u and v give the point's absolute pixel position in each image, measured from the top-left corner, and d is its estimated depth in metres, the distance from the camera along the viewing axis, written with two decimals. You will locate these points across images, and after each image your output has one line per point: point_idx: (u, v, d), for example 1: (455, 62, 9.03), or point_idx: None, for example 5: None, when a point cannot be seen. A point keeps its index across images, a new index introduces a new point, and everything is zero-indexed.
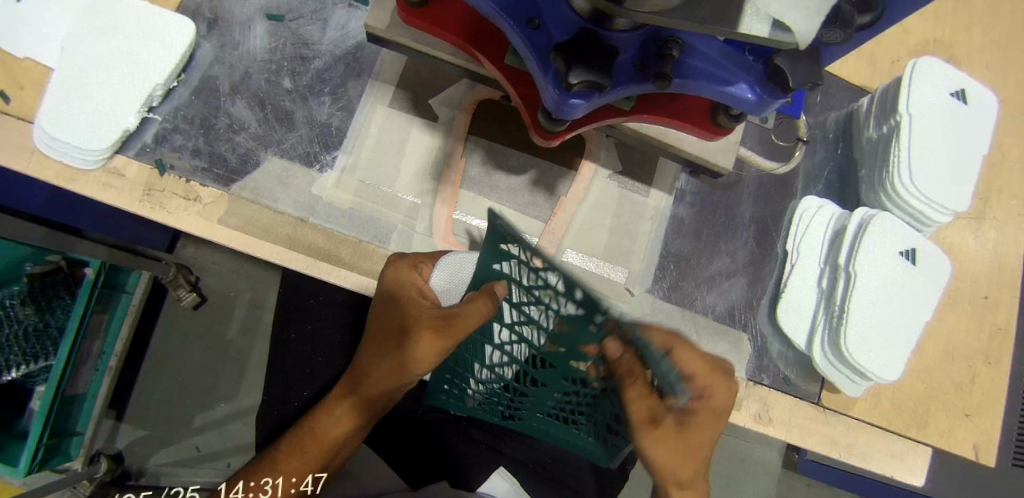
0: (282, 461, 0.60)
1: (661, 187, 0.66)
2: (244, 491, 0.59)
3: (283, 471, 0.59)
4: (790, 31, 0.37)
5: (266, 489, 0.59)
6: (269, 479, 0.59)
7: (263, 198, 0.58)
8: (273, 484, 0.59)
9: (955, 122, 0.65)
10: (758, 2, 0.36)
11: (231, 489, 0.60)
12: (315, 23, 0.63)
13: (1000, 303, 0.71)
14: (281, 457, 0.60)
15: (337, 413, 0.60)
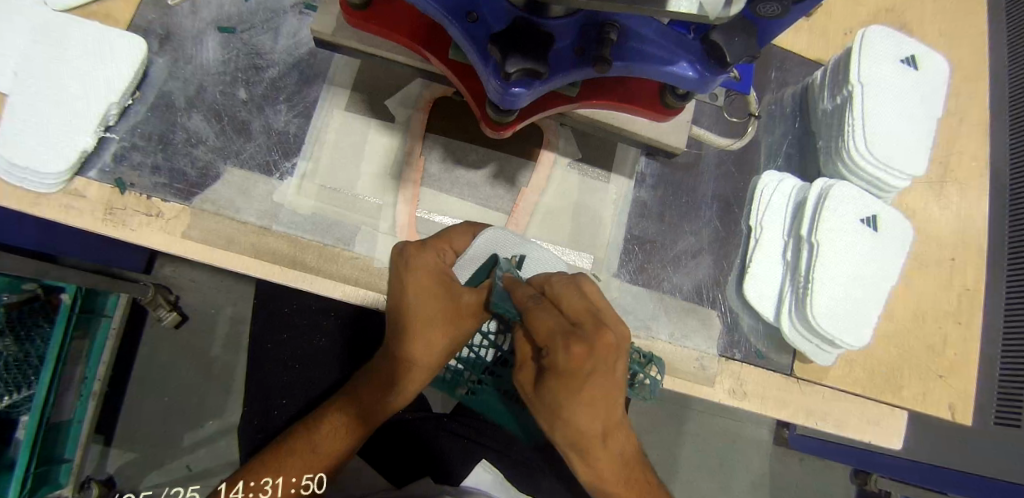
0: (321, 442, 0.57)
1: (622, 172, 0.67)
2: (245, 491, 0.55)
3: (327, 452, 0.57)
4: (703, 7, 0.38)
5: (267, 488, 0.55)
6: (270, 478, 0.55)
7: (225, 209, 0.58)
8: (274, 483, 0.55)
9: (906, 88, 0.66)
10: None
11: (230, 489, 0.55)
12: (266, 33, 0.63)
13: (967, 264, 0.72)
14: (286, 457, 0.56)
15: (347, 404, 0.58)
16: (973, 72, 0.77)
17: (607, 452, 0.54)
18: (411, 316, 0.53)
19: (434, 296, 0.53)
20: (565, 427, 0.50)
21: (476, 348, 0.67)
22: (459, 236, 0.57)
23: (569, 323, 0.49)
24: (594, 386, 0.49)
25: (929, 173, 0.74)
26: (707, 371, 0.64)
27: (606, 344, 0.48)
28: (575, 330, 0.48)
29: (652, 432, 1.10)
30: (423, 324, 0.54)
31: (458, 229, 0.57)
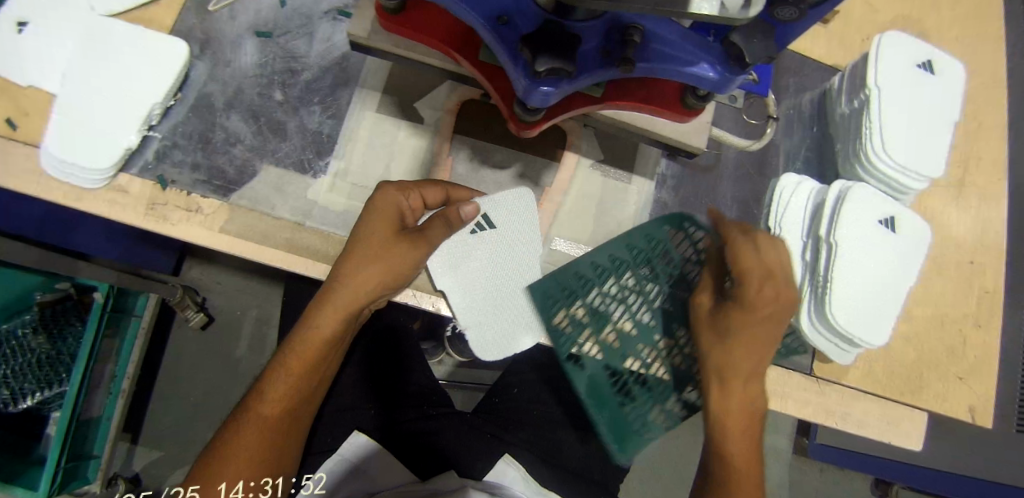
0: (268, 388, 0.56)
1: (643, 173, 0.67)
2: (245, 491, 0.54)
3: (274, 397, 0.56)
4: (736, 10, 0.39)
5: (267, 488, 0.55)
6: (271, 478, 0.56)
7: (261, 205, 0.61)
8: (274, 483, 0.56)
9: (925, 93, 0.66)
10: None
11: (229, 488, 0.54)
12: (301, 38, 0.66)
13: (986, 267, 0.73)
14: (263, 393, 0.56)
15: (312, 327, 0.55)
16: (990, 77, 0.78)
17: (750, 402, 0.55)
18: (353, 249, 0.54)
19: (373, 235, 0.54)
20: (721, 380, 0.55)
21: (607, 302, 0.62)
22: (431, 189, 0.57)
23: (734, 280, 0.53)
24: (761, 360, 0.54)
25: (948, 176, 0.75)
26: None
27: (783, 297, 0.52)
28: (766, 283, 0.52)
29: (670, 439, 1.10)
30: (363, 259, 0.53)
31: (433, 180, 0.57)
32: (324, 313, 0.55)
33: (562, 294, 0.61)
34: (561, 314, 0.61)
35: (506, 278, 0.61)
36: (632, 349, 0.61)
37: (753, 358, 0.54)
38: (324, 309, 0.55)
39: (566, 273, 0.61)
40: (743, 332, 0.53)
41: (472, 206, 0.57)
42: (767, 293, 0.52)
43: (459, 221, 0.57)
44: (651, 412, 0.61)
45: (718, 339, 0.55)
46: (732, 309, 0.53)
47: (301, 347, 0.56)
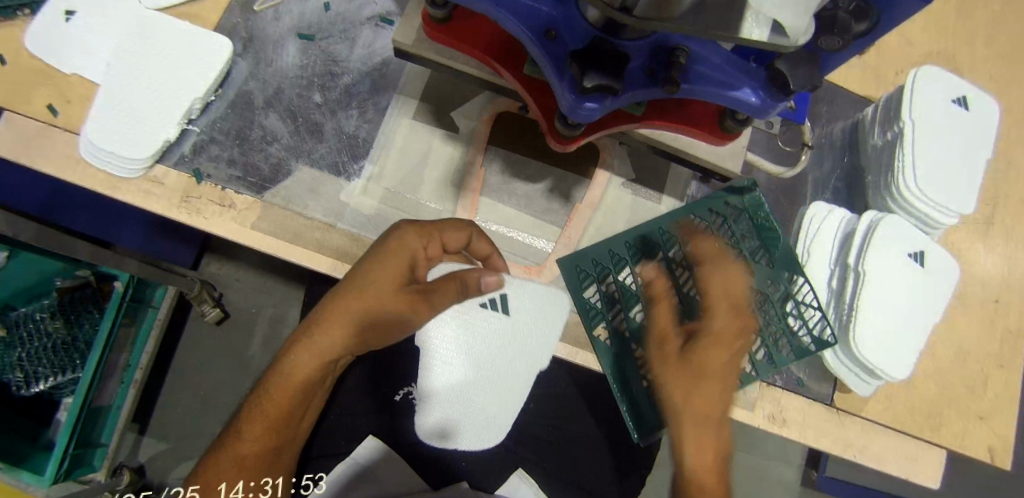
0: (246, 426, 0.55)
1: (673, 195, 0.65)
2: (245, 491, 0.55)
3: (253, 435, 0.55)
4: (785, 35, 0.39)
5: (267, 488, 0.56)
6: (271, 479, 0.56)
7: (294, 205, 0.61)
8: (274, 483, 0.57)
9: (959, 129, 0.67)
10: (757, 7, 0.38)
11: (229, 488, 0.54)
12: (343, 42, 0.67)
13: (1011, 307, 0.72)
14: (245, 425, 0.55)
15: (295, 365, 0.53)
16: (1023, 118, 0.77)
17: (711, 433, 0.50)
18: (351, 289, 0.52)
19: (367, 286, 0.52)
20: (693, 410, 0.49)
21: (639, 282, 0.61)
22: (453, 232, 0.55)
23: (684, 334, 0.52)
24: (717, 379, 0.50)
25: (976, 214, 0.75)
26: (747, 396, 0.63)
27: (739, 315, 0.51)
28: (727, 302, 0.51)
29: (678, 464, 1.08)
30: (355, 306, 0.52)
31: (455, 223, 0.55)
32: (300, 354, 0.53)
33: (595, 269, 0.61)
34: (592, 289, 0.61)
35: (498, 367, 0.60)
36: None
37: (703, 388, 0.49)
38: (299, 349, 0.53)
39: (600, 250, 0.61)
40: (683, 362, 0.50)
41: (496, 278, 0.55)
42: (725, 280, 0.52)
43: (470, 285, 0.55)
44: None
45: (677, 363, 0.50)
46: (695, 328, 0.51)
47: (283, 385, 0.54)
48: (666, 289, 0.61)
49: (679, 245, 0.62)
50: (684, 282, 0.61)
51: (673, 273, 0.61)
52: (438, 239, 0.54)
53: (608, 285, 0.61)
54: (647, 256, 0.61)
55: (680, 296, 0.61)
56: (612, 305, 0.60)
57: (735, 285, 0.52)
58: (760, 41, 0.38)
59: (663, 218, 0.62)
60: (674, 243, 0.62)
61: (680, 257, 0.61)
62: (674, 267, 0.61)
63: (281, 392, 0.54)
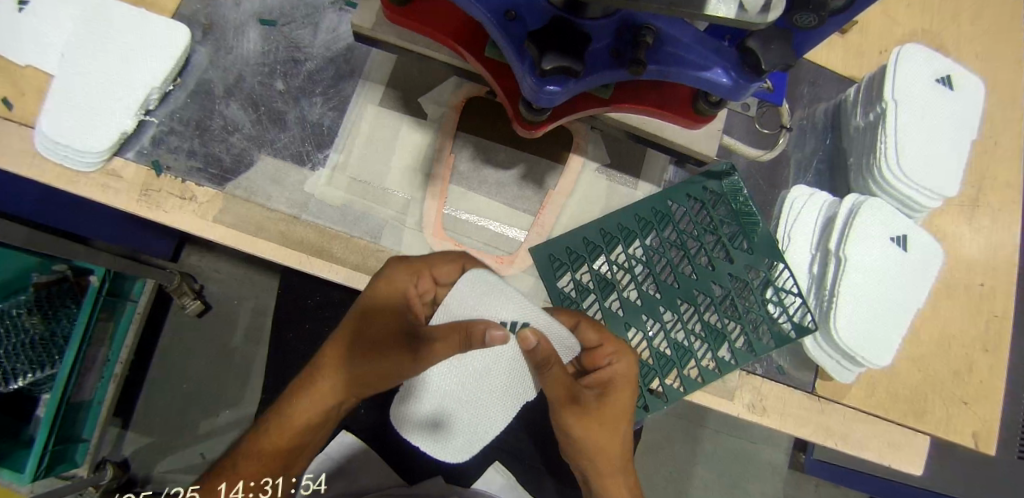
0: (247, 455, 0.53)
1: (650, 180, 0.62)
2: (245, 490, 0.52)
3: (252, 465, 0.53)
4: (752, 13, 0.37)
5: (267, 488, 0.53)
6: (271, 478, 0.53)
7: (257, 196, 0.59)
8: (274, 483, 0.54)
9: (943, 108, 0.64)
10: None
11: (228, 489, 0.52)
12: (306, 27, 0.65)
13: (997, 290, 0.71)
14: (246, 455, 0.53)
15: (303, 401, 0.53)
16: (1009, 97, 0.76)
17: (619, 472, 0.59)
18: (351, 328, 0.53)
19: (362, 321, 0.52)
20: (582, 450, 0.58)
21: (614, 270, 0.59)
22: (444, 264, 0.51)
23: (594, 385, 0.54)
24: (619, 415, 0.56)
25: (961, 196, 0.73)
26: (727, 384, 0.61)
27: (627, 375, 0.54)
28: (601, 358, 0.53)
29: None
30: (354, 346, 0.52)
31: (446, 256, 0.51)
32: (299, 399, 0.53)
33: (567, 258, 0.59)
34: (565, 278, 0.58)
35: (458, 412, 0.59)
36: (637, 320, 0.59)
37: (604, 429, 0.56)
38: (298, 395, 0.53)
39: (574, 238, 0.59)
40: (588, 412, 0.54)
41: (504, 335, 0.41)
42: (605, 346, 0.53)
43: (472, 339, 0.43)
44: (649, 384, 0.58)
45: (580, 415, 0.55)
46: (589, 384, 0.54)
47: (288, 420, 0.53)
48: (641, 274, 0.59)
49: (652, 230, 0.60)
50: (659, 267, 0.60)
51: (648, 259, 0.60)
52: (428, 277, 0.51)
53: (581, 274, 0.59)
54: (620, 241, 0.60)
55: (655, 282, 0.59)
56: (586, 295, 0.58)
57: (612, 350, 0.53)
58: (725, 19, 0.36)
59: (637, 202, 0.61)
60: (648, 228, 0.60)
61: (654, 243, 0.60)
62: (648, 252, 0.60)
63: (285, 427, 0.53)
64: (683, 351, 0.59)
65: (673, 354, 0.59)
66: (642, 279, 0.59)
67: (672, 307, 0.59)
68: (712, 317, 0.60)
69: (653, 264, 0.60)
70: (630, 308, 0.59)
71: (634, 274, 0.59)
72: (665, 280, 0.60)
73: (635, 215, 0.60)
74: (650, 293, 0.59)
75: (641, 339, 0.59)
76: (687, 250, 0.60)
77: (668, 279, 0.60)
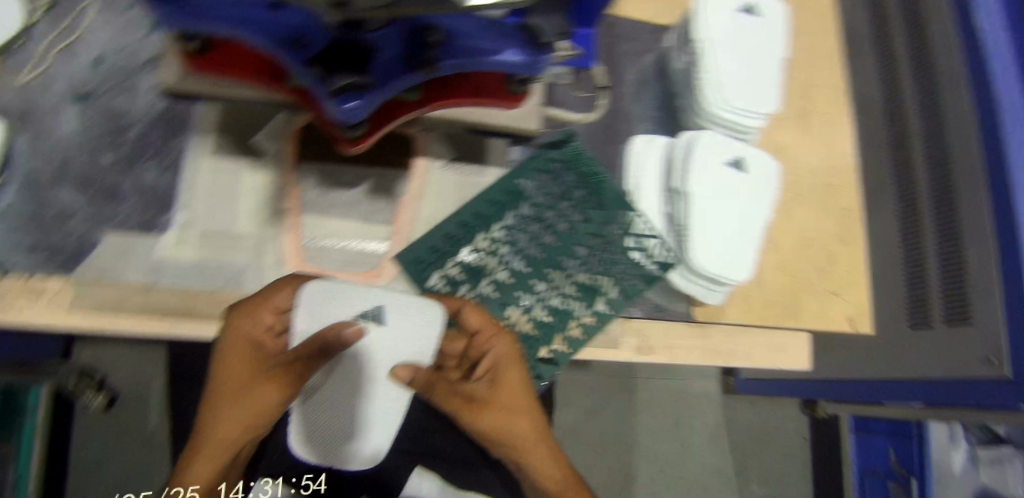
0: (193, 470, 0.58)
1: (497, 164, 0.64)
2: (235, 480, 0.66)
3: (200, 476, 0.58)
4: None
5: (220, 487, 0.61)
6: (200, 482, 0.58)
7: (108, 275, 0.57)
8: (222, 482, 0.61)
9: (750, 34, 0.69)
10: None
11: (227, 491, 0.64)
12: (123, 94, 0.64)
13: (840, 186, 0.77)
14: (188, 468, 0.59)
15: (223, 415, 0.58)
16: (812, 10, 0.83)
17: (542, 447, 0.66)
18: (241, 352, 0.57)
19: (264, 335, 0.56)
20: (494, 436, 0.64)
21: (481, 255, 0.62)
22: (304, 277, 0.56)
23: (483, 376, 0.60)
24: (515, 393, 0.61)
25: (792, 109, 0.79)
26: (610, 334, 0.63)
27: (508, 357, 0.59)
28: (482, 349, 0.59)
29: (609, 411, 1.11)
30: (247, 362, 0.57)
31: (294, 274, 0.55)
32: (233, 409, 0.58)
33: (433, 256, 0.61)
34: (435, 276, 0.61)
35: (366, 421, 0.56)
36: (511, 298, 0.63)
37: (505, 414, 0.62)
38: (231, 407, 0.58)
39: (435, 236, 0.61)
40: (477, 403, 0.61)
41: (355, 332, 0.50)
42: (479, 340, 0.58)
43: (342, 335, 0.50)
44: (539, 353, 0.63)
45: (476, 407, 0.61)
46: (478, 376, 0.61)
47: (211, 437, 0.59)
48: (507, 253, 0.62)
49: (507, 210, 0.63)
50: (522, 242, 0.63)
51: (510, 238, 0.63)
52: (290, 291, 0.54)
53: (450, 268, 0.61)
54: (480, 227, 0.62)
55: (521, 257, 0.63)
56: (459, 286, 0.61)
57: (490, 342, 0.59)
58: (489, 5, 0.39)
59: (488, 185, 0.63)
60: (504, 208, 0.63)
61: (513, 220, 0.63)
62: (509, 231, 0.63)
63: (220, 435, 0.59)
64: (563, 313, 0.63)
65: (553, 319, 0.63)
66: (509, 257, 0.62)
67: (542, 275, 0.63)
68: (582, 277, 0.63)
69: (516, 241, 0.63)
70: (503, 287, 0.62)
71: (499, 255, 0.62)
72: (532, 253, 0.63)
73: (489, 200, 0.63)
74: (519, 267, 0.63)
75: (520, 312, 0.63)
76: (546, 221, 0.64)
77: (534, 251, 0.63)
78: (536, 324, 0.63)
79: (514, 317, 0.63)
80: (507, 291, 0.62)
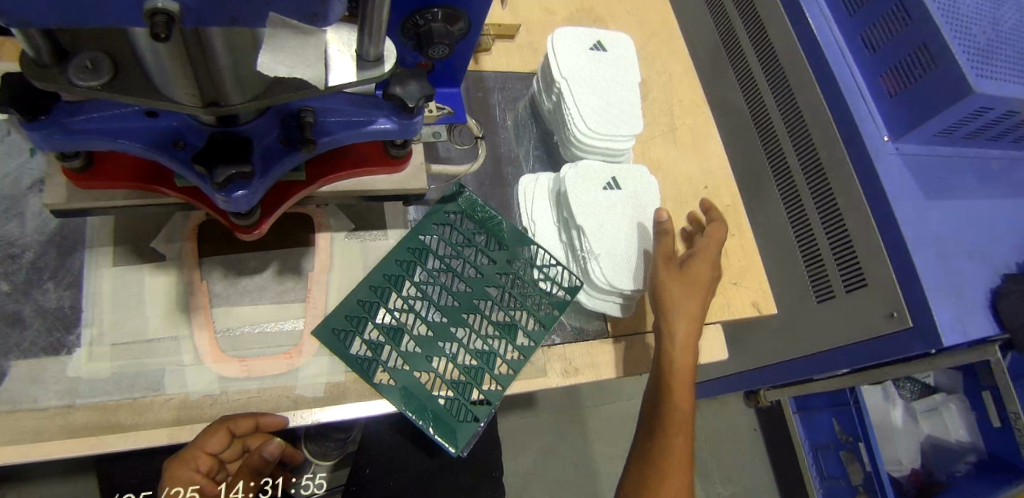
0: None
1: (396, 225, 0.68)
2: None
3: None
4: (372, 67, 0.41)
5: None
6: None
7: (21, 403, 0.56)
8: None
9: (602, 69, 0.77)
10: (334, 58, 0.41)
11: None
12: (11, 221, 0.64)
13: (718, 186, 0.86)
14: None
15: None
16: (661, 38, 0.93)
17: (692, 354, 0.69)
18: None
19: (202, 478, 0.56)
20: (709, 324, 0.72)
21: (397, 314, 0.64)
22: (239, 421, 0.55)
23: None
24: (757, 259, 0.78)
25: (662, 126, 0.87)
26: (536, 364, 0.67)
27: None
28: None
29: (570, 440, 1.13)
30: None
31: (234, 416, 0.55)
32: None
33: (350, 325, 0.62)
34: (356, 343, 0.62)
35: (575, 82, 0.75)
36: (435, 349, 0.64)
37: None
38: None
39: (348, 304, 0.63)
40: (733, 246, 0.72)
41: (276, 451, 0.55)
42: None
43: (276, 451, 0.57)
44: (470, 398, 0.63)
45: None
46: None
47: None
48: (423, 306, 0.65)
49: (416, 266, 0.66)
50: (435, 293, 0.66)
51: (423, 291, 0.65)
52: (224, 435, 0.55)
53: (369, 333, 0.63)
54: (392, 288, 0.65)
55: (437, 308, 0.65)
56: (381, 348, 0.62)
57: None
58: (349, 82, 0.40)
59: (394, 247, 0.67)
60: (413, 265, 0.66)
61: (423, 275, 0.66)
62: (422, 286, 0.65)
63: None
64: (488, 353, 0.65)
65: (479, 361, 0.64)
66: (425, 310, 0.65)
67: (460, 321, 0.65)
68: (498, 315, 0.66)
69: (429, 293, 0.65)
70: (425, 340, 0.64)
71: (416, 310, 0.64)
72: (446, 301, 0.65)
73: (396, 262, 0.66)
74: (437, 318, 0.65)
75: (447, 361, 0.64)
76: (455, 270, 0.67)
77: (447, 300, 0.66)
78: (465, 369, 0.63)
79: (443, 366, 0.63)
80: (430, 343, 0.64)
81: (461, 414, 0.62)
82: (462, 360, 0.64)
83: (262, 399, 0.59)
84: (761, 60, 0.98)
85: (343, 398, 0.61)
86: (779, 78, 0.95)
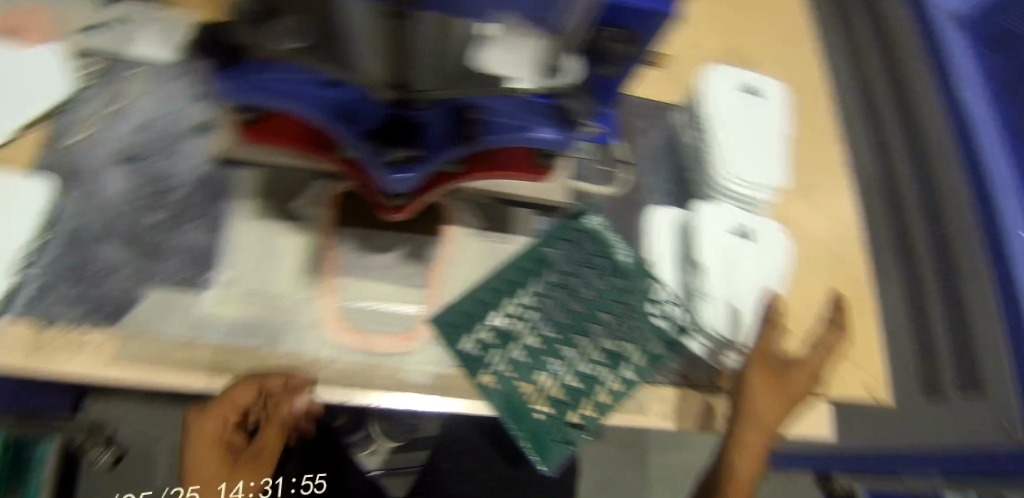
0: None
1: (522, 232, 0.69)
2: None
3: None
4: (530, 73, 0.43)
5: None
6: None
7: (150, 330, 0.59)
8: None
9: (753, 114, 0.76)
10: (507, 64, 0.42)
11: None
12: (169, 158, 0.67)
13: (848, 256, 0.80)
14: None
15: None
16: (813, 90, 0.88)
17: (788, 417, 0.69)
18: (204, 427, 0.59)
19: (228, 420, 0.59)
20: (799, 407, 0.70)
21: (510, 320, 0.63)
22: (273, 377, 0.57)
23: None
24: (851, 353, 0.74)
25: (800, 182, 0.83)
26: (637, 401, 0.66)
27: None
28: None
29: (623, 478, 1.09)
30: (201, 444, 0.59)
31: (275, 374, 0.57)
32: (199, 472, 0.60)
33: (465, 321, 0.63)
34: (466, 340, 0.62)
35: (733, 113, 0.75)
36: (540, 363, 0.62)
37: None
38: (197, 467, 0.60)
39: (465, 300, 0.64)
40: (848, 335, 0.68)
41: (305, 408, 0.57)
42: None
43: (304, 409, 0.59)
44: (568, 419, 0.60)
45: None
46: None
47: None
48: (536, 318, 0.64)
49: (536, 276, 0.66)
50: (550, 307, 0.64)
51: (538, 302, 0.64)
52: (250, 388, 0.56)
53: (480, 333, 0.63)
54: (509, 293, 0.64)
55: (549, 322, 0.64)
56: (489, 352, 0.62)
57: None
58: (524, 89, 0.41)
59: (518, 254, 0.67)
60: (533, 275, 0.66)
61: (541, 286, 0.65)
62: (538, 296, 0.65)
63: None
64: (592, 380, 0.62)
65: (583, 386, 0.62)
66: (537, 322, 0.64)
67: (570, 341, 0.64)
68: (608, 343, 0.64)
69: (544, 306, 0.64)
70: (533, 351, 0.62)
71: (529, 319, 0.64)
72: (559, 318, 0.64)
73: (517, 269, 0.66)
74: (548, 333, 0.63)
75: (551, 378, 0.62)
76: (572, 288, 0.66)
77: (560, 317, 0.64)
78: (569, 391, 0.61)
79: (547, 382, 0.62)
80: (537, 356, 0.62)
81: (557, 436, 0.60)
82: (566, 381, 0.62)
83: (368, 375, 0.61)
84: (899, 113, 0.88)
85: (447, 391, 0.62)
86: (916, 137, 0.85)
